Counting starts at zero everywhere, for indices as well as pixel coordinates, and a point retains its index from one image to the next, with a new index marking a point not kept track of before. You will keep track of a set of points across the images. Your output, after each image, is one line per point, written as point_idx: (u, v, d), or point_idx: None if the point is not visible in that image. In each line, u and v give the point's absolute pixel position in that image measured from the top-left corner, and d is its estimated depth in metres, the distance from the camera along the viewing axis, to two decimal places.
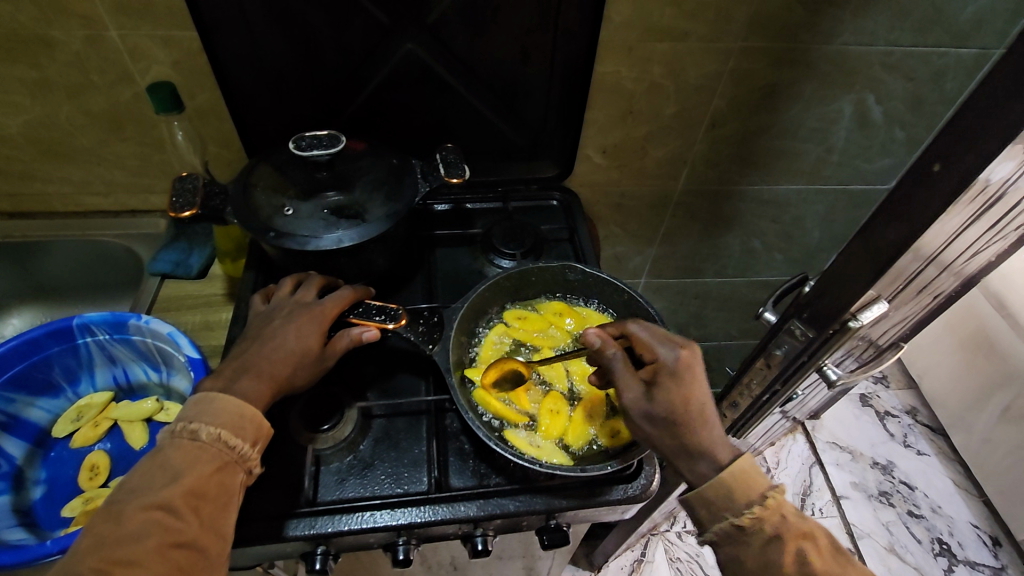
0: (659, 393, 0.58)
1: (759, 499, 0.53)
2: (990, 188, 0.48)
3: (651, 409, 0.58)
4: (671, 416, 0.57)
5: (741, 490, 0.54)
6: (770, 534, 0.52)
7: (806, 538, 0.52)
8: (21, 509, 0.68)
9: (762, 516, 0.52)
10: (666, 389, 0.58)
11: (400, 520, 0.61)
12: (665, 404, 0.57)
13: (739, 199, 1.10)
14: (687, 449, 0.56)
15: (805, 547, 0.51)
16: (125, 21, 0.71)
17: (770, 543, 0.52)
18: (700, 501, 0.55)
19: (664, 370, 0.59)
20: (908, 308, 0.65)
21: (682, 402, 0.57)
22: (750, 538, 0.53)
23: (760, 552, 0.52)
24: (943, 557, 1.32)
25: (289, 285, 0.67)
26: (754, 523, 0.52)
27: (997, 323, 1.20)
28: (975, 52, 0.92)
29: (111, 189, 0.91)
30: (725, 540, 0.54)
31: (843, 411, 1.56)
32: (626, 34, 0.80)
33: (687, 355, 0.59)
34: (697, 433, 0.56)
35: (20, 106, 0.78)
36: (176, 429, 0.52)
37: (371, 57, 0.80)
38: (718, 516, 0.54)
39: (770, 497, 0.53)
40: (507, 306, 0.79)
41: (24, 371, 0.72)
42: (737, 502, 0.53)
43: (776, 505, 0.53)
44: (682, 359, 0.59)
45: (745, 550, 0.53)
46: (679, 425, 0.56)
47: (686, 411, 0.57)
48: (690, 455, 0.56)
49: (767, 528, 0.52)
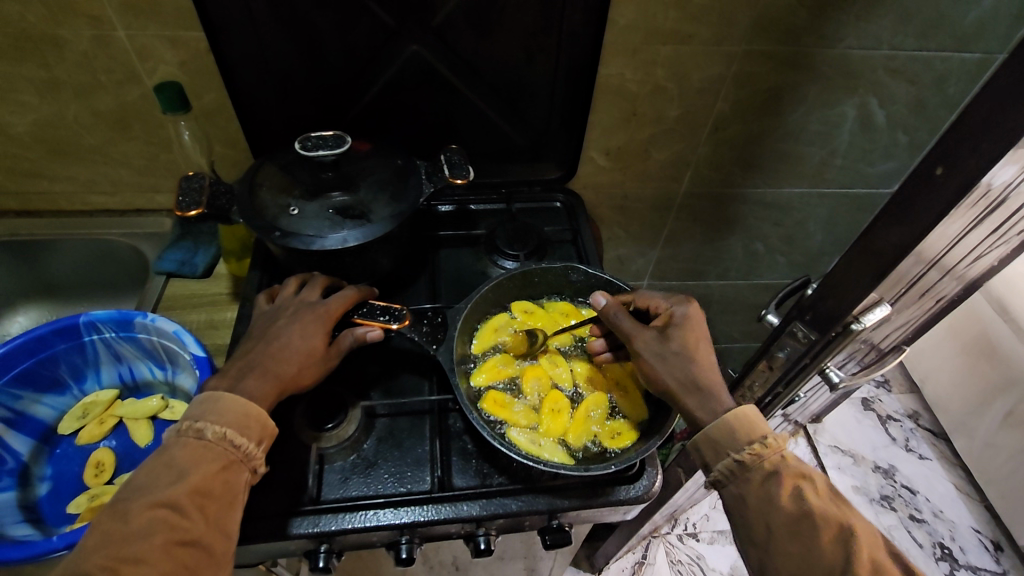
0: (672, 335, 0.63)
1: (760, 438, 0.55)
2: (992, 192, 0.49)
3: (664, 349, 0.62)
4: (684, 354, 0.61)
5: (743, 430, 0.55)
6: (769, 470, 0.54)
7: (803, 478, 0.54)
8: (26, 505, 0.69)
9: (761, 453, 0.54)
10: (679, 331, 0.63)
11: (403, 519, 0.62)
12: (678, 343, 0.62)
13: (742, 201, 1.10)
14: (697, 385, 0.59)
15: (802, 485, 0.53)
16: (133, 21, 0.72)
17: (769, 480, 0.54)
18: (706, 443, 0.57)
19: (676, 317, 0.65)
20: (911, 311, 0.65)
21: (693, 343, 0.62)
22: (750, 476, 0.54)
23: (760, 488, 0.54)
24: (944, 562, 1.32)
25: (294, 285, 0.68)
26: (754, 459, 0.54)
27: (999, 328, 1.20)
28: (977, 57, 0.92)
29: (117, 188, 0.91)
30: (729, 479, 0.55)
31: (843, 415, 1.56)
32: (629, 37, 0.81)
33: (696, 307, 0.66)
34: (706, 373, 0.60)
35: (28, 105, 0.79)
36: (182, 428, 0.52)
37: (375, 58, 0.80)
38: (721, 454, 0.56)
39: (771, 438, 0.55)
40: (518, 299, 0.80)
41: (29, 368, 0.73)
42: (739, 440, 0.55)
43: (776, 445, 0.55)
44: (692, 309, 0.65)
45: (747, 487, 0.54)
46: (691, 362, 0.61)
47: (697, 351, 0.62)
48: (699, 393, 0.59)
49: (766, 465, 0.54)
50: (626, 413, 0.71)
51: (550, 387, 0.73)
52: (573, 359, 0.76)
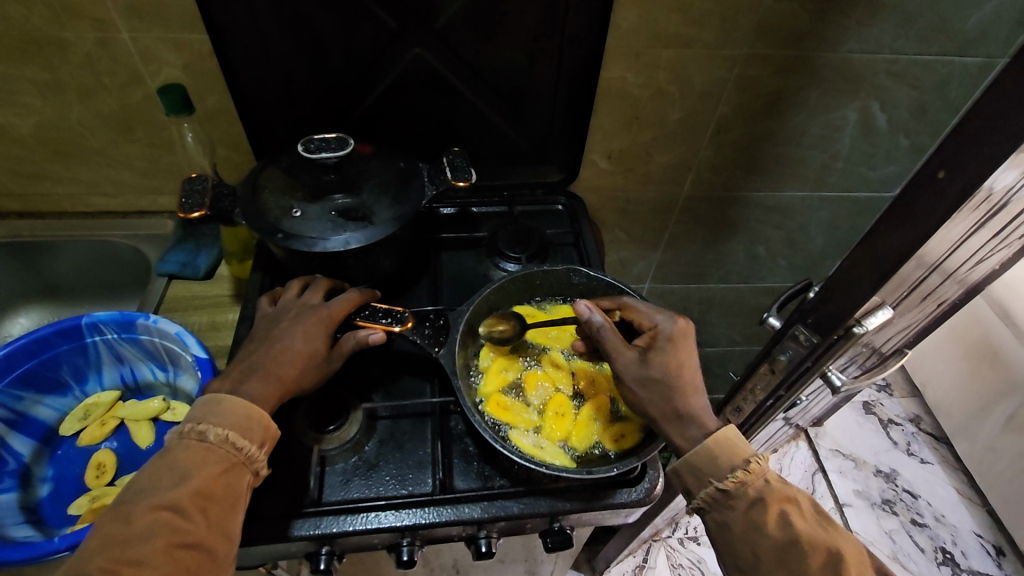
0: (656, 360, 0.62)
1: (743, 464, 0.55)
2: (993, 197, 0.48)
3: (645, 374, 0.61)
4: (666, 380, 0.60)
5: (725, 456, 0.56)
6: (754, 497, 0.54)
7: (789, 502, 0.54)
8: (27, 506, 0.69)
9: (745, 480, 0.54)
10: (662, 355, 0.62)
11: (405, 521, 0.62)
12: (660, 369, 0.61)
13: (743, 205, 1.10)
14: (678, 413, 0.59)
15: (788, 508, 0.53)
16: (137, 24, 0.72)
17: (754, 505, 0.54)
18: (687, 469, 0.57)
19: (660, 337, 0.63)
20: (913, 315, 0.65)
21: (676, 367, 0.61)
22: (735, 502, 0.54)
23: (744, 515, 0.54)
24: (946, 566, 1.31)
25: (296, 287, 0.68)
26: (738, 486, 0.54)
27: (1000, 331, 1.20)
28: (979, 60, 0.92)
29: (120, 190, 0.92)
30: (712, 506, 0.56)
31: (844, 419, 1.56)
32: (631, 41, 0.81)
33: (682, 325, 0.64)
34: (689, 399, 0.60)
35: (31, 106, 0.79)
36: (184, 430, 0.52)
37: (378, 61, 0.81)
38: (703, 482, 0.56)
39: (753, 462, 0.55)
40: (520, 304, 0.80)
41: (30, 369, 0.73)
42: (721, 467, 0.56)
43: (759, 470, 0.55)
44: (677, 328, 0.64)
45: (731, 513, 0.54)
46: (672, 389, 0.60)
47: (681, 375, 0.61)
48: (680, 421, 0.59)
49: (750, 491, 0.54)
50: (629, 417, 0.71)
51: (554, 390, 0.73)
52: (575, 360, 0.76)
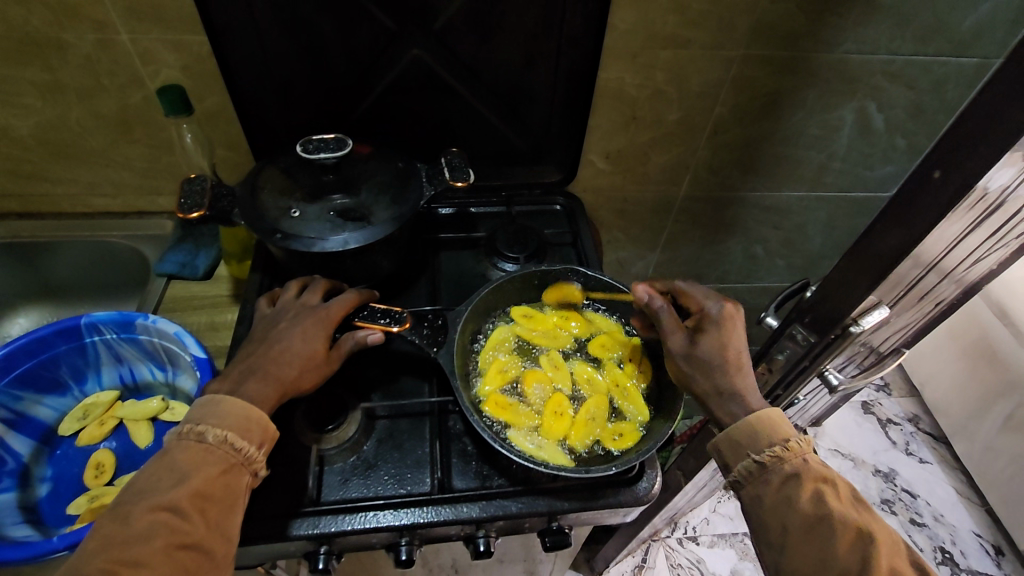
0: (703, 341, 0.63)
1: (782, 441, 0.55)
2: (989, 196, 0.49)
3: (692, 353, 0.63)
4: (711, 360, 0.61)
5: (766, 432, 0.56)
6: (789, 473, 0.53)
7: (825, 482, 0.53)
8: (26, 506, 0.69)
9: (782, 457, 0.54)
10: (709, 337, 0.63)
11: (403, 520, 0.62)
12: (707, 349, 0.62)
13: (741, 205, 1.10)
14: (719, 390, 0.60)
15: (823, 487, 0.52)
16: (137, 25, 0.72)
17: (788, 481, 0.53)
18: (727, 443, 0.57)
19: (708, 320, 0.64)
20: (910, 315, 0.65)
21: (722, 347, 0.62)
22: (769, 477, 0.54)
23: (778, 490, 0.53)
24: (945, 565, 1.31)
25: (295, 288, 0.68)
26: (774, 462, 0.54)
27: (998, 331, 1.20)
28: (975, 61, 0.92)
29: (119, 191, 0.92)
30: (747, 480, 0.55)
31: (843, 419, 1.57)
32: (629, 42, 0.82)
33: (731, 309, 0.65)
34: (732, 377, 0.60)
35: (31, 107, 0.79)
36: (184, 431, 0.53)
37: (376, 62, 0.81)
38: (741, 455, 0.56)
39: (794, 442, 0.55)
40: (519, 304, 0.80)
41: (29, 369, 0.73)
42: (760, 442, 0.55)
43: (798, 449, 0.54)
44: (727, 311, 0.64)
45: (765, 488, 0.54)
46: (717, 368, 0.61)
47: (729, 355, 0.61)
48: (721, 397, 0.60)
49: (786, 467, 0.54)
50: (628, 417, 0.71)
51: (553, 390, 0.73)
52: (573, 361, 0.77)
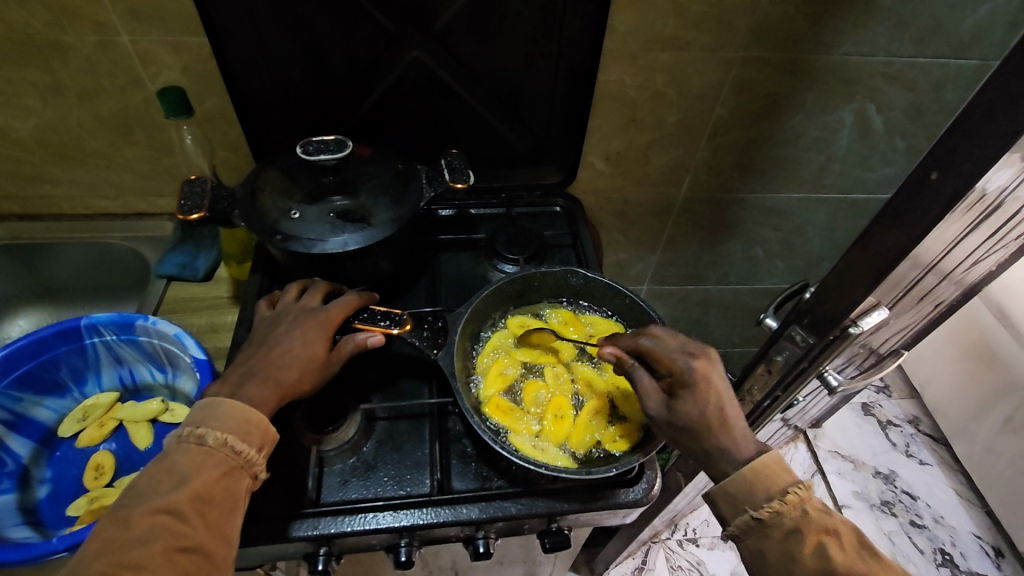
0: (679, 405, 0.59)
1: (779, 494, 0.54)
2: (987, 197, 0.49)
3: (671, 420, 0.60)
4: (694, 427, 0.58)
5: (761, 486, 0.54)
6: (789, 527, 0.53)
7: (828, 532, 0.52)
8: (26, 508, 0.69)
9: (781, 510, 0.53)
10: (685, 401, 0.59)
11: (402, 521, 0.62)
12: (685, 415, 0.59)
13: (741, 207, 1.10)
14: (707, 453, 0.58)
15: (825, 539, 0.51)
16: (137, 27, 0.72)
17: (789, 535, 0.53)
18: (723, 496, 0.56)
19: (681, 383, 0.60)
20: (910, 316, 0.65)
21: (700, 409, 0.58)
22: (770, 531, 0.54)
23: (780, 544, 0.53)
24: (945, 568, 1.32)
25: (295, 290, 0.68)
26: (773, 516, 0.53)
27: (998, 332, 1.20)
28: (975, 63, 0.93)
29: (120, 192, 0.92)
30: (747, 534, 0.55)
31: (844, 420, 1.57)
32: (628, 44, 0.82)
33: (702, 366, 0.60)
34: (716, 437, 0.57)
35: (32, 109, 0.79)
36: (183, 434, 0.52)
37: (376, 64, 0.81)
38: (739, 509, 0.55)
39: (791, 493, 0.53)
40: (516, 310, 0.80)
41: (29, 370, 0.73)
42: (757, 496, 0.54)
43: (796, 500, 0.53)
44: (697, 371, 0.60)
45: (766, 543, 0.54)
46: (699, 432, 0.58)
47: (708, 418, 0.58)
48: (709, 458, 0.57)
49: (786, 521, 0.53)
50: (628, 417, 0.71)
51: (553, 394, 0.73)
52: (574, 366, 0.76)
